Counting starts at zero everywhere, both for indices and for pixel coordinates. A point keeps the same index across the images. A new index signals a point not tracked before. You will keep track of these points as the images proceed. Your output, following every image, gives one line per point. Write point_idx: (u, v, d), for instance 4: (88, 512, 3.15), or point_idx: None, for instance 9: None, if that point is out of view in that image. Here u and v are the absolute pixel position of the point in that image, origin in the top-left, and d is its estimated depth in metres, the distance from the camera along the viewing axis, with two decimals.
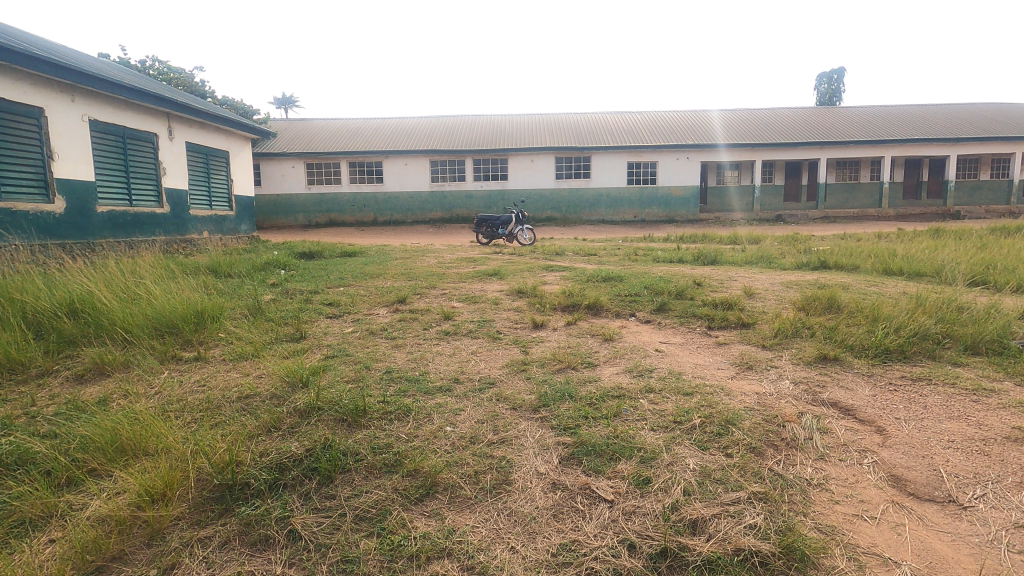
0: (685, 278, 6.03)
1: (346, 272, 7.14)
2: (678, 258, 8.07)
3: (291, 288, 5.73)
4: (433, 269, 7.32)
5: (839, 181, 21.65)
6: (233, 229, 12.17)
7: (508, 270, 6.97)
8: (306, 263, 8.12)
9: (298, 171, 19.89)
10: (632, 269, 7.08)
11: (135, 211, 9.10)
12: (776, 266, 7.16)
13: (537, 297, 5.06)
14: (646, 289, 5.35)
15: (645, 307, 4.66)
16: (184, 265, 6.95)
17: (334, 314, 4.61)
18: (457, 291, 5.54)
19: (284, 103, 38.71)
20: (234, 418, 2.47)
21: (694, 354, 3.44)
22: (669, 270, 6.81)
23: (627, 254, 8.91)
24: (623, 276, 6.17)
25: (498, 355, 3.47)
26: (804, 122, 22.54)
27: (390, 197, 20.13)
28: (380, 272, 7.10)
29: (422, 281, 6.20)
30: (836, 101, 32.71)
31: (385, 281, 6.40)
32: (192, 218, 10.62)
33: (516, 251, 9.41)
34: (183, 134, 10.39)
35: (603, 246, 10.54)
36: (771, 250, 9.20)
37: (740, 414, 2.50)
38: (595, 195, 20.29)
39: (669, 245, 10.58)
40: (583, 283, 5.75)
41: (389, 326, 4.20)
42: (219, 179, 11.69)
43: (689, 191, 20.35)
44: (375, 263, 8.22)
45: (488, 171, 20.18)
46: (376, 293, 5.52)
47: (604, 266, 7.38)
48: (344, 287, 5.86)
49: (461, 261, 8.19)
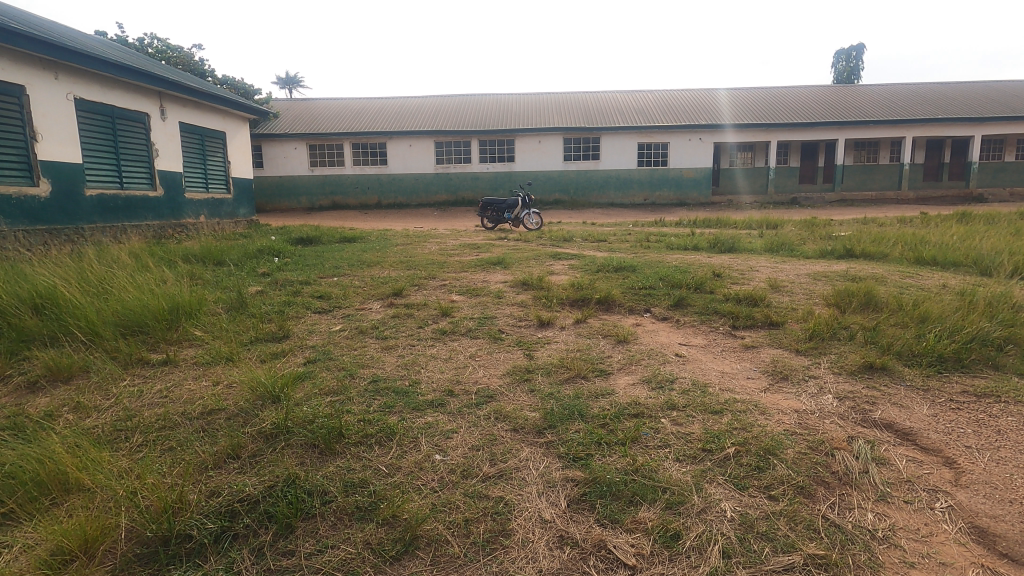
0: (702, 268, 5.63)
1: (342, 260, 6.78)
2: (693, 245, 7.65)
3: (281, 278, 5.39)
4: (434, 256, 6.95)
5: (857, 162, 20.93)
6: (231, 212, 11.82)
7: (514, 259, 6.59)
8: (302, 250, 7.76)
9: (300, 152, 19.46)
10: (645, 257, 6.67)
11: (127, 195, 8.76)
12: (799, 254, 6.72)
13: (544, 290, 4.68)
14: (661, 280, 4.95)
15: (661, 302, 4.27)
16: (173, 253, 6.61)
17: (323, 309, 4.25)
18: (458, 283, 5.17)
19: (288, 82, 38.03)
20: (189, 441, 2.13)
21: (719, 361, 3.05)
22: (684, 258, 6.39)
23: (638, 240, 8.50)
24: (635, 266, 5.77)
25: (499, 360, 3.10)
26: (821, 100, 21.75)
27: (394, 179, 19.68)
28: (378, 259, 6.74)
29: (421, 271, 5.82)
30: (854, 79, 31.74)
31: (382, 269, 6.03)
32: (187, 201, 10.28)
33: (521, 237, 9.02)
34: (176, 113, 9.99)
35: (613, 231, 10.11)
36: (791, 236, 8.75)
37: (780, 440, 2.12)
38: (604, 177, 19.74)
39: (681, 230, 10.13)
40: (593, 274, 5.36)
41: (381, 323, 3.83)
42: (215, 160, 11.31)
43: (701, 173, 19.75)
44: (374, 249, 7.87)
45: (494, 152, 19.65)
46: (371, 284, 5.16)
47: (615, 254, 6.97)
48: (337, 277, 5.51)
49: (464, 247, 7.80)
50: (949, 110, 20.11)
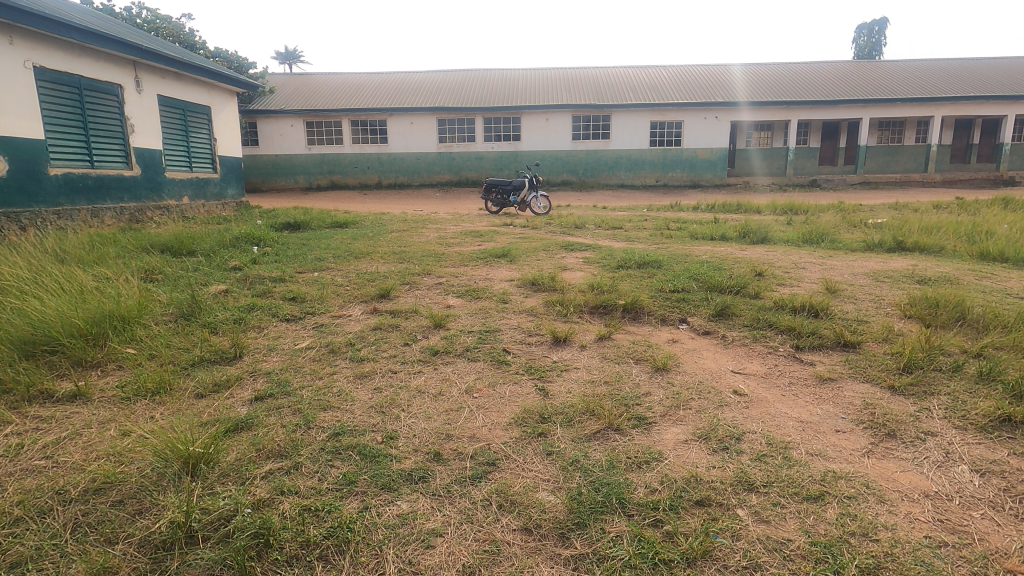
0: (739, 264, 4.88)
1: (328, 250, 6.05)
2: (721, 234, 6.88)
3: (254, 274, 4.67)
4: (431, 246, 6.21)
5: (881, 143, 19.90)
6: (218, 193, 11.06)
7: (521, 250, 5.85)
8: (287, 237, 7.04)
9: (297, 129, 18.60)
10: (669, 249, 5.91)
11: (99, 175, 8.04)
12: (843, 247, 5.94)
13: (557, 293, 3.95)
14: (696, 280, 4.22)
15: (700, 311, 3.53)
16: (139, 240, 5.90)
17: (292, 316, 3.53)
18: (456, 282, 4.43)
19: (287, 57, 36.75)
20: (45, 554, 1.44)
21: (792, 402, 2.33)
22: (714, 252, 5.63)
23: (657, 228, 7.73)
24: (661, 260, 5.02)
25: (504, 397, 2.39)
26: (845, 77, 20.62)
27: (394, 158, 18.83)
28: (368, 250, 6.01)
29: (416, 265, 5.10)
30: (876, 55, 30.40)
31: (372, 263, 5.30)
32: (168, 181, 9.53)
33: (528, 223, 8.27)
34: (154, 85, 9.17)
35: (627, 217, 9.32)
36: (825, 223, 7.95)
37: (928, 561, 1.41)
38: (615, 157, 18.83)
39: (702, 217, 9.33)
40: (613, 271, 4.63)
41: (359, 338, 3.12)
42: (199, 137, 10.52)
43: (716, 153, 18.81)
44: (366, 236, 7.13)
45: (499, 130, 18.74)
46: (355, 282, 4.45)
47: (635, 245, 6.22)
48: (319, 273, 4.80)
49: (465, 235, 7.05)
50: (981, 87, 19.00)
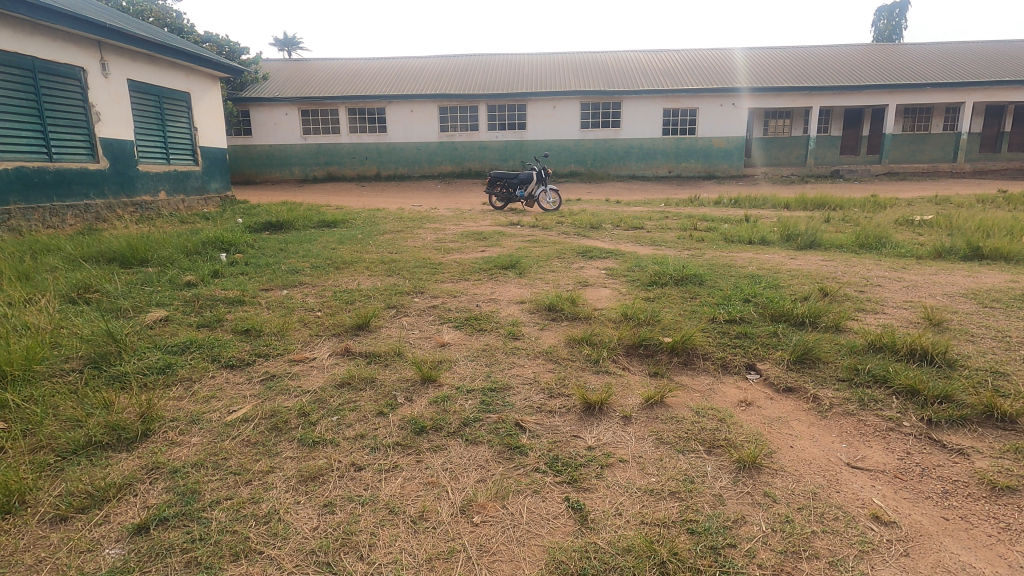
0: (797, 279, 4.02)
1: (308, 258, 5.23)
2: (758, 235, 6.02)
3: (208, 294, 3.83)
4: (426, 252, 5.36)
5: (906, 131, 18.84)
6: (200, 187, 10.20)
7: (532, 258, 5.01)
8: (264, 240, 6.20)
9: (291, 118, 17.71)
10: (705, 256, 5.04)
11: (58, 169, 7.20)
12: (909, 254, 5.07)
13: (581, 325, 3.10)
14: (754, 305, 3.37)
15: (772, 355, 2.69)
16: (87, 247, 5.06)
17: (239, 361, 2.69)
18: (453, 307, 3.59)
19: (287, 44, 35.50)
20: None
21: (972, 541, 1.49)
22: (759, 260, 4.77)
23: (683, 228, 6.86)
24: (701, 273, 4.16)
25: (519, 528, 1.56)
26: (868, 60, 19.51)
27: (394, 148, 17.92)
28: (355, 257, 5.18)
29: (406, 279, 4.27)
30: (896, 39, 29.17)
31: (356, 275, 4.48)
32: (141, 175, 8.68)
33: (537, 222, 7.43)
34: (123, 69, 8.29)
35: (646, 214, 8.45)
36: (873, 222, 7.05)
37: None
38: (625, 146, 17.86)
39: (729, 214, 8.45)
40: (647, 291, 3.79)
41: (318, 401, 2.27)
42: (177, 126, 9.64)
43: (733, 142, 17.81)
44: (354, 238, 6.29)
45: (504, 119, 17.78)
46: (331, 304, 3.62)
47: (663, 251, 5.36)
48: (287, 293, 3.95)
49: (465, 238, 6.19)
50: (1015, 71, 17.89)
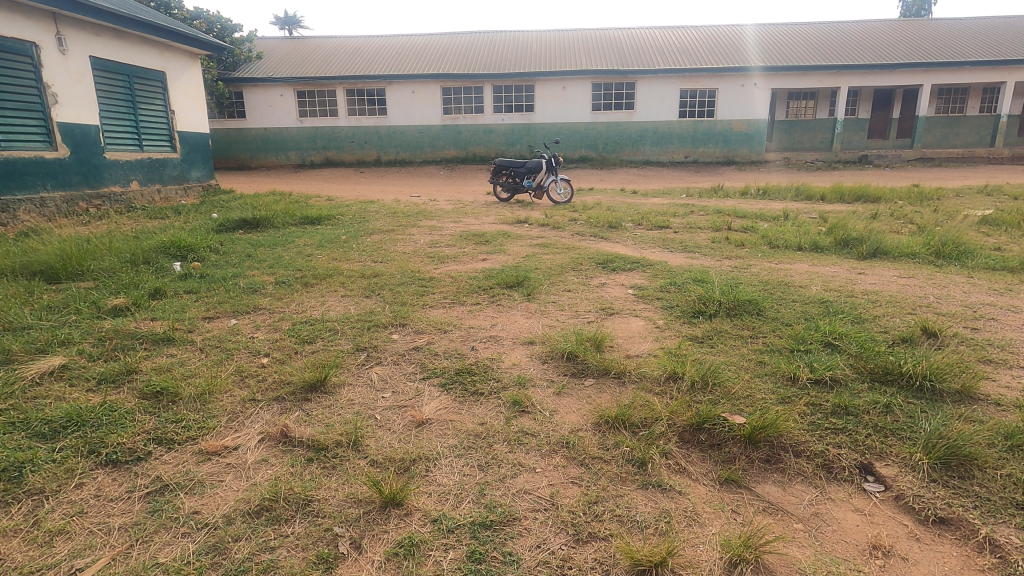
0: (883, 309, 3.14)
1: (277, 268, 4.41)
2: (806, 238, 5.14)
3: (130, 327, 3.00)
4: (417, 260, 4.53)
5: (939, 113, 17.67)
6: (179, 176, 9.36)
7: (543, 271, 4.17)
8: (233, 243, 5.37)
9: (287, 99, 16.78)
10: (751, 268, 4.17)
11: (7, 158, 6.38)
12: (1003, 267, 4.16)
13: (613, 388, 2.28)
14: (841, 354, 2.53)
15: (897, 451, 1.85)
16: (13, 256, 4.25)
17: (126, 457, 1.87)
18: (442, 348, 2.76)
19: (287, 22, 34.26)
20: None
21: None
22: (821, 276, 3.89)
23: (715, 228, 5.97)
24: (757, 297, 3.30)
25: None
26: (900, 36, 18.24)
27: (394, 131, 16.98)
28: (331, 267, 4.35)
29: (388, 304, 3.44)
30: (925, 13, 27.63)
31: (329, 296, 3.65)
32: (109, 163, 7.85)
33: (546, 219, 6.57)
34: (85, 44, 7.41)
35: (668, 208, 7.56)
36: (933, 222, 6.14)
37: None
38: (639, 129, 16.81)
39: (762, 209, 7.54)
40: (694, 328, 2.94)
41: (215, 549, 1.46)
42: (152, 108, 8.77)
43: (754, 125, 16.70)
44: (336, 241, 5.46)
45: (510, 100, 16.75)
46: (286, 344, 2.81)
47: (699, 260, 4.49)
48: (234, 324, 3.12)
49: (464, 240, 5.34)
50: None
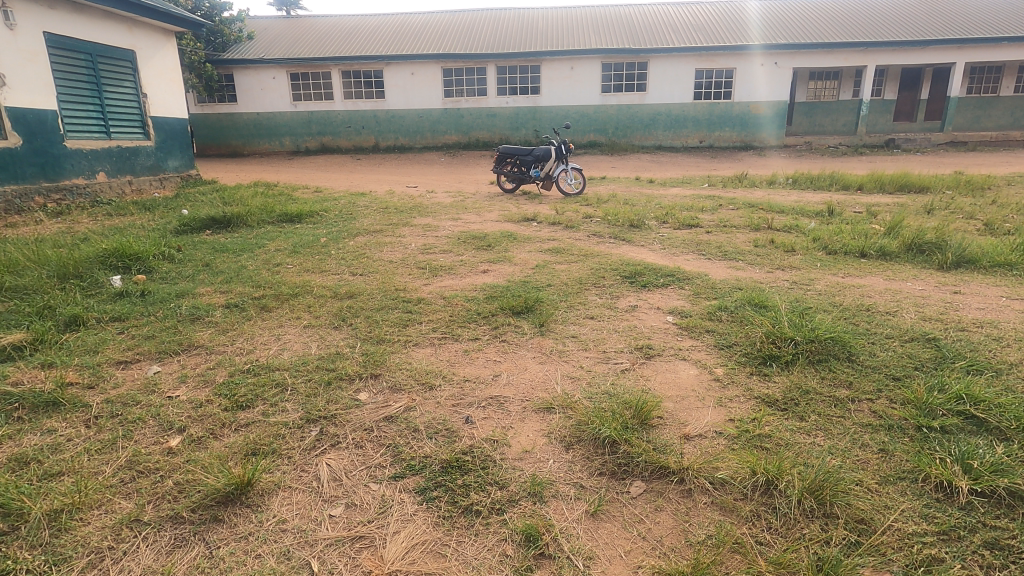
0: (1016, 353, 2.35)
1: (236, 283, 3.66)
2: (867, 241, 4.34)
3: (13, 380, 2.25)
4: (405, 273, 3.76)
5: (971, 93, 16.58)
6: (155, 165, 8.57)
7: (558, 288, 3.39)
8: (195, 249, 4.60)
9: (280, 82, 15.91)
10: (815, 284, 3.38)
11: None
12: None
13: (676, 510, 1.51)
14: (997, 440, 1.75)
15: None
16: None
17: None
18: (425, 417, 2.00)
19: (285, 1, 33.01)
20: None
21: None
22: (907, 297, 3.10)
23: (753, 227, 5.17)
24: (842, 333, 2.51)
25: None
26: (930, 11, 17.09)
27: (393, 115, 16.08)
28: (299, 282, 3.59)
29: (361, 339, 2.68)
30: None
31: (289, 327, 2.89)
32: (71, 153, 7.07)
33: (557, 216, 5.78)
34: (37, 19, 6.57)
35: (692, 201, 6.76)
36: (1004, 219, 5.31)
37: None
38: (652, 112, 15.85)
39: (798, 202, 6.74)
40: (767, 385, 2.17)
41: None
42: (121, 91, 7.96)
43: (774, 107, 15.71)
44: (313, 244, 4.70)
45: (515, 82, 15.81)
46: (212, 409, 2.05)
47: (747, 272, 3.70)
48: (155, 374, 2.36)
49: (463, 244, 4.56)
50: None
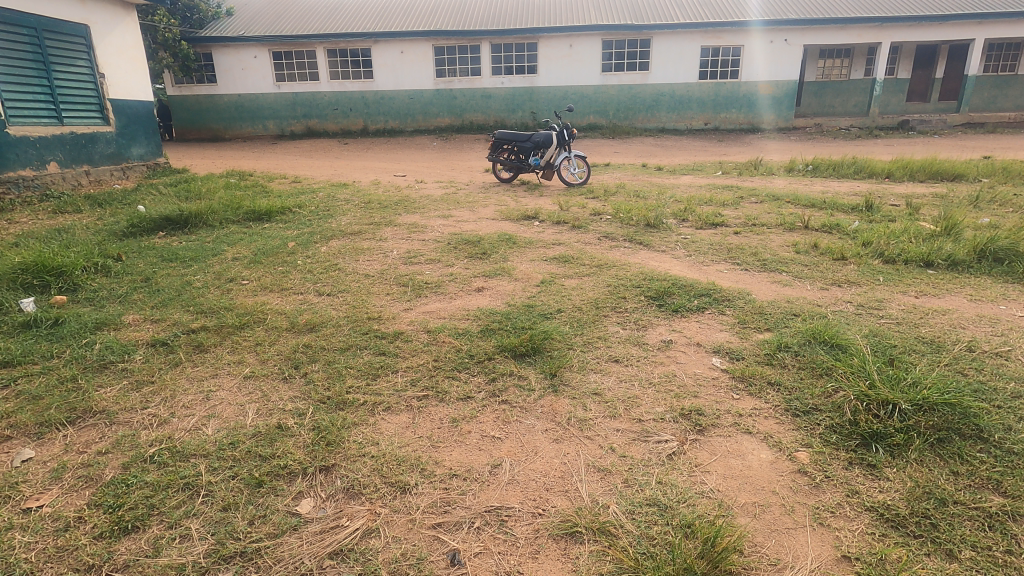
0: None
1: (173, 307, 2.98)
2: (927, 246, 3.70)
3: None
4: (382, 293, 3.09)
5: (988, 72, 15.82)
6: (117, 153, 7.82)
7: (571, 315, 2.73)
8: (139, 258, 3.91)
9: (261, 62, 14.99)
10: (888, 309, 2.74)
11: None
12: None
13: None
14: None
15: None
16: None
17: None
18: (392, 553, 1.36)
19: None
20: None
21: None
22: (1014, 329, 2.46)
23: (788, 226, 4.50)
24: (961, 395, 1.87)
25: None
26: None
27: (382, 97, 15.22)
28: (249, 306, 2.92)
29: (315, 399, 2.02)
30: None
31: (224, 377, 2.23)
32: (18, 141, 6.32)
33: (561, 212, 5.10)
34: None
35: (709, 193, 6.09)
36: None
37: None
38: (655, 93, 15.06)
39: (826, 194, 6.08)
40: (880, 488, 1.53)
41: None
42: (75, 71, 7.17)
43: (782, 88, 14.95)
44: (278, 251, 4.02)
45: (511, 61, 14.93)
46: (77, 541, 1.40)
47: (798, 291, 3.04)
48: (24, 465, 1.71)
49: (455, 250, 3.89)
50: None
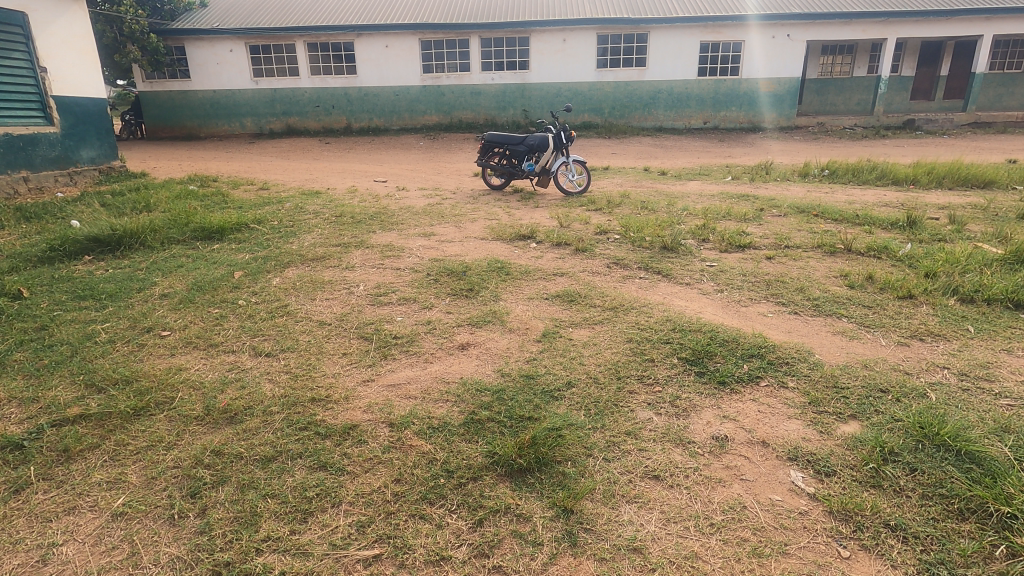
0: None
1: (57, 376, 2.25)
2: (1009, 280, 3.04)
3: None
4: (337, 353, 2.37)
5: (994, 70, 15.31)
6: (63, 156, 7.01)
7: (585, 393, 2.03)
8: (44, 295, 3.16)
9: (237, 56, 14.11)
10: (1004, 382, 2.07)
11: None
12: None
13: None
14: None
15: None
16: None
17: None
18: None
19: None
20: None
21: None
22: None
23: (828, 249, 3.83)
24: None
25: None
26: None
27: (366, 93, 14.43)
28: (157, 376, 2.19)
29: (204, 569, 1.32)
30: None
31: (80, 516, 1.50)
32: None
33: (561, 229, 4.41)
34: None
35: (725, 204, 5.42)
36: None
37: None
38: (652, 90, 14.37)
39: (855, 205, 5.44)
40: None
41: None
42: (11, 63, 6.36)
43: (784, 85, 14.34)
44: (220, 284, 3.29)
45: (502, 56, 14.20)
46: None
47: (875, 350, 2.36)
48: None
49: (435, 284, 3.18)
50: None
